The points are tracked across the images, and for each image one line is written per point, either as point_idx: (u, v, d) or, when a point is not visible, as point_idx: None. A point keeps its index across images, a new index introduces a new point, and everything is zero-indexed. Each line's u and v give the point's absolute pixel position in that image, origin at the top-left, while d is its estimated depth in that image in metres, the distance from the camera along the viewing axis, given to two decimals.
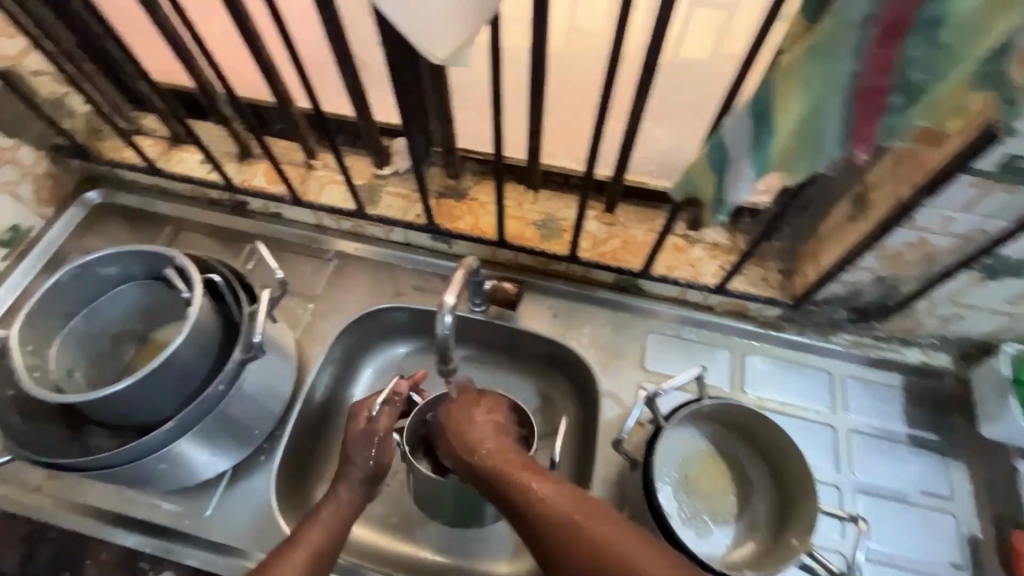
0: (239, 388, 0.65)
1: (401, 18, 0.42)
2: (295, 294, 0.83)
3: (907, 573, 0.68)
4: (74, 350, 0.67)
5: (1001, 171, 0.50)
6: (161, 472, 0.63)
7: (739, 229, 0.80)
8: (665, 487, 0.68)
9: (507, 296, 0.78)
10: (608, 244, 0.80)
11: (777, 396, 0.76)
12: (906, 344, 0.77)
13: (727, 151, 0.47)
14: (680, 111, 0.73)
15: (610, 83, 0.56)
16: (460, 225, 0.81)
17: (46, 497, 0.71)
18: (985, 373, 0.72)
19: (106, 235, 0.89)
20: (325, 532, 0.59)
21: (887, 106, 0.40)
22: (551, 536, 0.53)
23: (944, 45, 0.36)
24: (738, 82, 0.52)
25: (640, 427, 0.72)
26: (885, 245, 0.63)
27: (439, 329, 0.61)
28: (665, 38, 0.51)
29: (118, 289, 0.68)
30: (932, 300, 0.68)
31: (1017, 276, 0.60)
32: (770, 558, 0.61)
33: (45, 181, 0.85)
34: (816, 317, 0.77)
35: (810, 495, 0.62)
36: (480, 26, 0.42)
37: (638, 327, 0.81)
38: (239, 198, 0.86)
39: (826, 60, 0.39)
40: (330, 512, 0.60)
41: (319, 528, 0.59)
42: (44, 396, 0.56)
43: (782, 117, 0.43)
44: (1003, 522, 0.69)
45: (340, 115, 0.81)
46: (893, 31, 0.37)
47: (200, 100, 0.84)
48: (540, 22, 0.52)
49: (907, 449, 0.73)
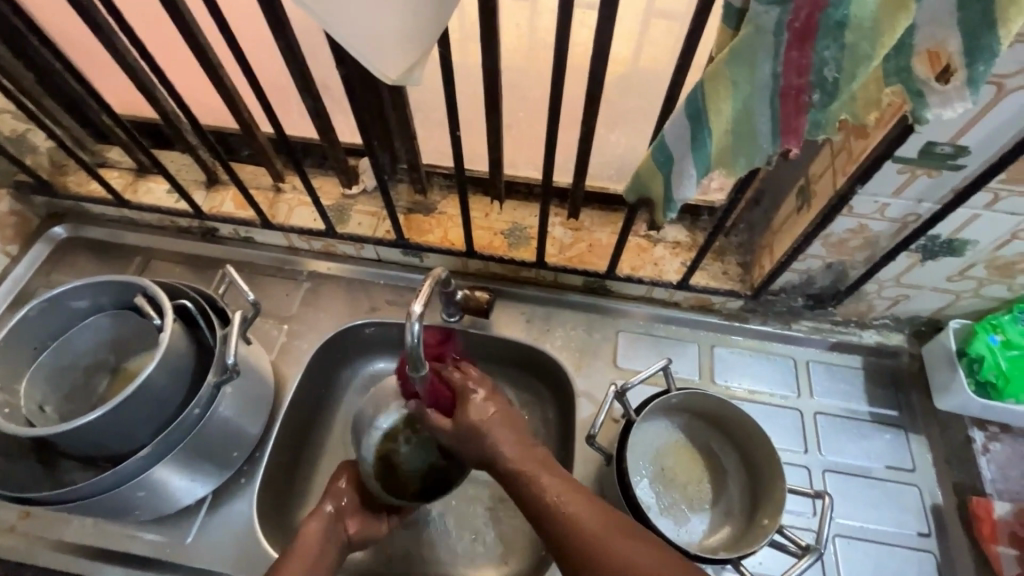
0: (216, 412, 0.66)
1: (352, 44, 0.44)
2: (269, 316, 0.84)
3: (879, 546, 0.70)
4: (44, 385, 0.67)
5: (922, 157, 0.55)
6: (140, 501, 0.63)
7: (698, 226, 0.83)
8: (641, 479, 0.70)
9: (478, 304, 0.80)
10: (574, 248, 0.82)
11: (745, 384, 0.79)
12: (862, 326, 0.81)
13: (670, 152, 0.50)
14: (631, 117, 0.81)
15: (560, 97, 0.58)
16: (429, 239, 0.83)
17: (21, 537, 0.71)
18: (935, 347, 0.76)
19: (73, 270, 0.88)
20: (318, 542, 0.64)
21: (808, 104, 0.43)
22: (543, 512, 0.56)
23: (850, 46, 0.40)
24: (677, 89, 0.55)
25: (613, 422, 0.75)
26: (830, 233, 0.67)
27: (408, 342, 0.60)
28: (606, 50, 0.54)
29: (87, 321, 0.68)
30: (879, 282, 0.72)
31: (951, 253, 0.65)
32: (745, 541, 0.64)
33: (8, 219, 0.85)
34: (776, 305, 0.80)
35: (778, 475, 0.64)
36: (430, 47, 0.45)
37: (609, 326, 0.83)
38: (208, 225, 0.87)
39: (750, 64, 0.42)
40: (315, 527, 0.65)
41: (301, 543, 0.63)
42: (14, 431, 0.56)
43: (715, 119, 0.45)
44: (963, 489, 0.73)
45: (305, 137, 0.83)
46: (805, 36, 0.40)
47: (163, 130, 0.85)
48: (488, 43, 0.55)
49: (870, 427, 0.77)
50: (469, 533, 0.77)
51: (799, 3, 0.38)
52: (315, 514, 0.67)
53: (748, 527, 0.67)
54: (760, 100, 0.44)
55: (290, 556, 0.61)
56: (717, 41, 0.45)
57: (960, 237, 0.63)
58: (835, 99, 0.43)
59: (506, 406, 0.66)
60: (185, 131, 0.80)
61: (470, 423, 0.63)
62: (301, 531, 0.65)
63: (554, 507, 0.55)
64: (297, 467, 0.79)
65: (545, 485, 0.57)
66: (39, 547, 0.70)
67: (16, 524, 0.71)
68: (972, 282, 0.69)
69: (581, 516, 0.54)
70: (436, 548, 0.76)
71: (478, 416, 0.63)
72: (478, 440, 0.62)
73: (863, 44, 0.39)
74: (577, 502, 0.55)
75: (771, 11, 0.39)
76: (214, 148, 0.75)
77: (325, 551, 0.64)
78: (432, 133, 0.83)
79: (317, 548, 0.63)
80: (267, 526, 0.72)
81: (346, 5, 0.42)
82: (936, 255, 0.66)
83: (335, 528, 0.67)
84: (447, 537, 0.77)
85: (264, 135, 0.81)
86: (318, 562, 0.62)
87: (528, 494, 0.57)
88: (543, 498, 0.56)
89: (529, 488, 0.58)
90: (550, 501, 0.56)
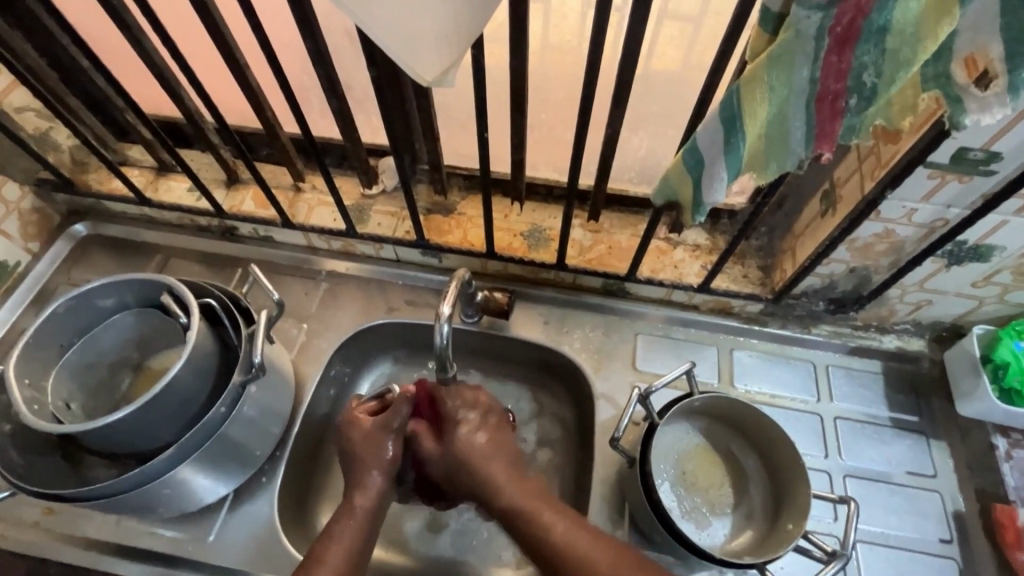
0: (241, 411, 0.66)
1: (387, 43, 0.44)
2: (289, 315, 0.84)
3: (900, 551, 0.70)
4: (70, 381, 0.67)
5: (954, 162, 0.55)
6: (165, 499, 0.64)
7: (718, 229, 0.83)
8: (662, 483, 0.70)
9: (499, 306, 0.79)
10: (594, 250, 0.82)
11: (766, 388, 0.79)
12: (883, 331, 0.81)
13: (701, 156, 0.49)
14: (655, 119, 0.80)
15: (590, 100, 0.58)
16: (449, 239, 0.83)
17: (44, 533, 0.71)
18: (958, 353, 0.76)
19: (95, 267, 0.89)
20: (371, 516, 0.62)
21: (845, 108, 0.43)
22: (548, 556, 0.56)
23: (891, 50, 0.39)
24: (708, 90, 0.55)
25: (635, 425, 0.76)
26: (855, 238, 0.67)
27: (438, 341, 0.61)
28: (638, 52, 0.54)
29: (112, 319, 0.69)
30: (903, 287, 0.72)
31: (978, 259, 0.65)
32: (768, 546, 0.64)
33: (30, 216, 0.85)
34: (796, 309, 0.80)
35: (803, 482, 0.64)
36: (466, 48, 0.44)
37: (626, 329, 0.83)
38: (228, 224, 0.87)
39: (788, 69, 0.41)
40: (366, 503, 0.63)
41: (350, 522, 0.61)
42: (43, 428, 0.56)
43: (750, 123, 0.45)
44: (985, 496, 0.73)
45: (326, 137, 0.84)
46: (846, 40, 0.40)
47: (185, 129, 0.86)
48: (519, 45, 0.55)
49: (891, 432, 0.76)
50: (488, 533, 0.77)
51: (842, 7, 0.38)
52: (364, 487, 0.64)
53: (771, 531, 0.67)
54: (797, 105, 0.43)
55: (338, 539, 0.59)
56: (752, 45, 0.45)
57: (987, 243, 0.63)
58: (872, 104, 0.43)
59: (496, 438, 0.65)
60: (208, 130, 0.80)
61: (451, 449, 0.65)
62: (353, 505, 0.62)
63: (562, 545, 0.55)
64: (315, 465, 0.80)
65: (549, 528, 0.57)
66: (62, 543, 0.71)
67: (39, 520, 0.72)
68: (997, 288, 0.69)
69: (591, 552, 0.54)
70: (455, 548, 0.76)
71: (458, 441, 0.64)
72: (466, 473, 0.63)
73: (904, 50, 0.39)
74: (587, 538, 0.56)
75: (813, 16, 0.38)
76: (238, 147, 0.75)
77: (377, 520, 0.63)
78: (454, 134, 0.83)
79: (370, 519, 0.62)
80: (288, 525, 0.73)
81: (384, 5, 0.42)
82: (962, 260, 0.66)
83: (388, 494, 0.65)
84: (466, 537, 0.77)
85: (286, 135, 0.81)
86: (368, 530, 0.62)
87: (531, 537, 0.57)
88: (544, 526, 0.57)
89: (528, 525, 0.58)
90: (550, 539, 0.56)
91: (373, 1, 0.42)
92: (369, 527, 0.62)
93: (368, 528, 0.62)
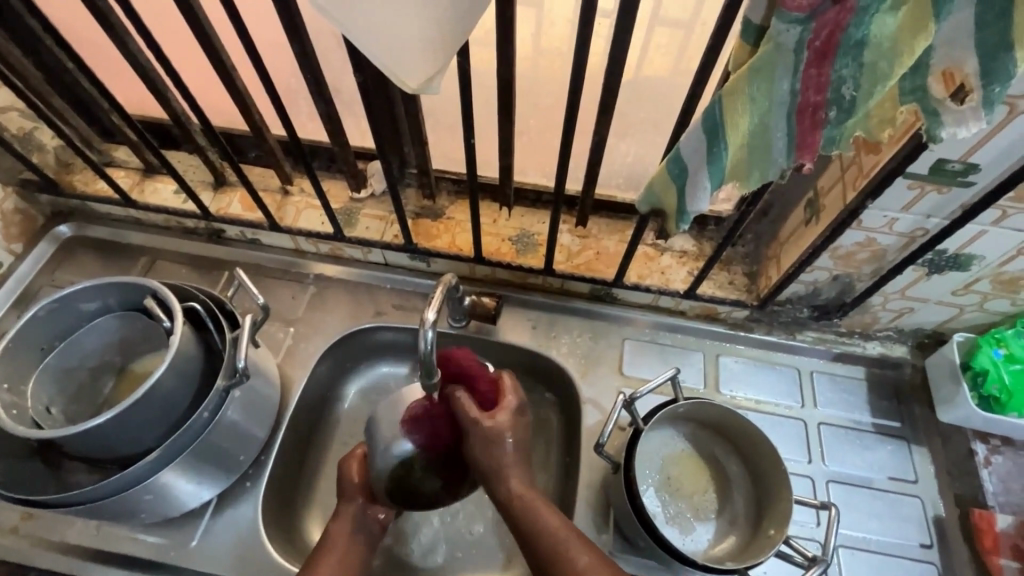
0: (225, 416, 0.66)
1: (372, 51, 0.44)
2: (275, 318, 0.84)
3: (881, 556, 0.71)
4: (50, 385, 0.66)
5: (933, 173, 0.56)
6: (147, 504, 0.63)
7: (705, 236, 0.84)
8: (647, 488, 0.71)
9: (486, 310, 0.80)
10: (582, 255, 0.83)
11: (751, 394, 0.79)
12: (866, 338, 0.81)
13: (685, 163, 0.50)
14: (643, 126, 0.81)
15: (575, 107, 0.59)
16: (437, 243, 0.83)
17: (22, 538, 0.70)
18: (938, 359, 0.77)
19: (79, 268, 0.88)
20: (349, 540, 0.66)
21: (824, 120, 0.44)
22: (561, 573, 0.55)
23: (869, 64, 0.40)
24: (692, 98, 0.55)
25: (621, 430, 0.76)
26: (838, 246, 0.68)
27: (421, 348, 0.58)
28: (623, 62, 0.54)
29: (95, 322, 0.68)
30: (885, 295, 0.73)
31: (957, 269, 0.66)
32: (750, 551, 0.65)
33: (13, 217, 0.85)
34: (781, 316, 0.81)
35: (785, 487, 0.65)
36: (451, 56, 0.44)
37: (614, 334, 0.83)
38: (215, 226, 0.87)
39: (769, 80, 0.42)
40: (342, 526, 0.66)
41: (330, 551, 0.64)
42: (22, 433, 0.56)
43: (732, 134, 0.45)
44: (965, 501, 0.73)
45: (314, 140, 0.84)
46: (825, 53, 0.40)
47: (172, 130, 0.85)
48: (505, 55, 0.55)
49: (873, 438, 0.77)
50: (474, 538, 0.77)
51: (820, 22, 0.38)
52: (341, 511, 0.67)
53: (753, 537, 0.67)
54: (778, 116, 0.44)
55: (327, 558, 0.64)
56: (734, 56, 0.45)
57: (966, 252, 0.64)
58: (851, 116, 0.43)
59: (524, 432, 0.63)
60: (195, 131, 0.79)
61: (480, 432, 0.60)
62: (329, 531, 0.66)
63: (559, 546, 0.56)
64: (300, 470, 0.79)
65: (550, 523, 0.58)
66: (41, 548, 0.70)
67: (18, 525, 0.71)
68: (976, 296, 0.70)
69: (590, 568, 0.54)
70: (441, 554, 0.76)
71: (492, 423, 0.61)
72: (488, 453, 0.61)
73: (882, 64, 0.40)
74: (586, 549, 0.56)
75: (792, 30, 0.39)
76: (224, 149, 0.75)
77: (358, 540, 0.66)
78: (442, 137, 0.83)
79: (347, 542, 0.66)
80: (272, 530, 0.72)
81: (368, 14, 0.42)
82: (942, 269, 0.67)
83: (364, 518, 0.67)
84: (452, 542, 0.76)
85: (275, 138, 0.81)
86: (352, 553, 0.65)
87: (531, 526, 0.58)
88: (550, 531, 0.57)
89: (533, 520, 0.58)
90: (560, 550, 0.56)
91: (360, 8, 0.42)
92: (352, 549, 0.65)
93: (349, 550, 0.65)
